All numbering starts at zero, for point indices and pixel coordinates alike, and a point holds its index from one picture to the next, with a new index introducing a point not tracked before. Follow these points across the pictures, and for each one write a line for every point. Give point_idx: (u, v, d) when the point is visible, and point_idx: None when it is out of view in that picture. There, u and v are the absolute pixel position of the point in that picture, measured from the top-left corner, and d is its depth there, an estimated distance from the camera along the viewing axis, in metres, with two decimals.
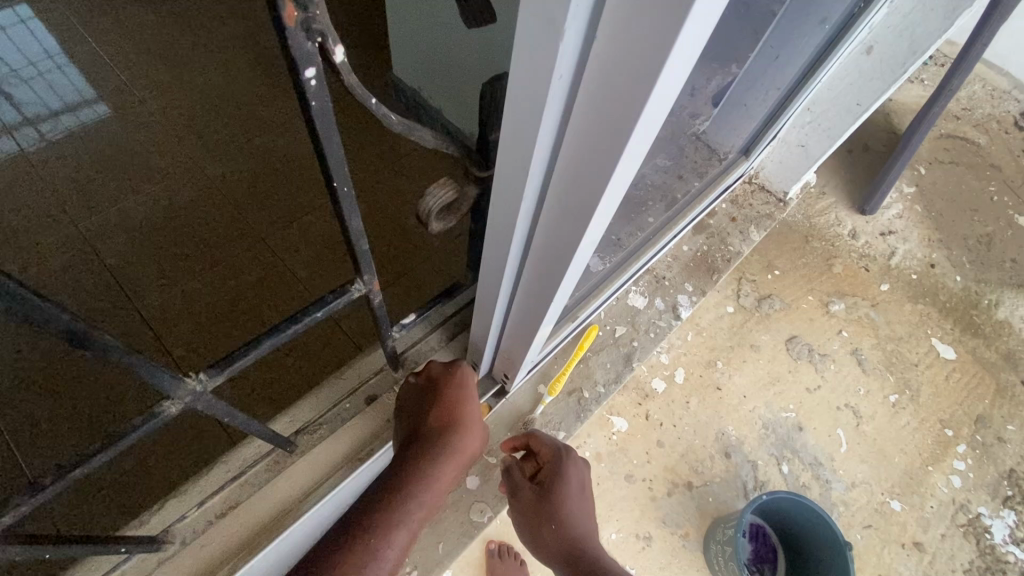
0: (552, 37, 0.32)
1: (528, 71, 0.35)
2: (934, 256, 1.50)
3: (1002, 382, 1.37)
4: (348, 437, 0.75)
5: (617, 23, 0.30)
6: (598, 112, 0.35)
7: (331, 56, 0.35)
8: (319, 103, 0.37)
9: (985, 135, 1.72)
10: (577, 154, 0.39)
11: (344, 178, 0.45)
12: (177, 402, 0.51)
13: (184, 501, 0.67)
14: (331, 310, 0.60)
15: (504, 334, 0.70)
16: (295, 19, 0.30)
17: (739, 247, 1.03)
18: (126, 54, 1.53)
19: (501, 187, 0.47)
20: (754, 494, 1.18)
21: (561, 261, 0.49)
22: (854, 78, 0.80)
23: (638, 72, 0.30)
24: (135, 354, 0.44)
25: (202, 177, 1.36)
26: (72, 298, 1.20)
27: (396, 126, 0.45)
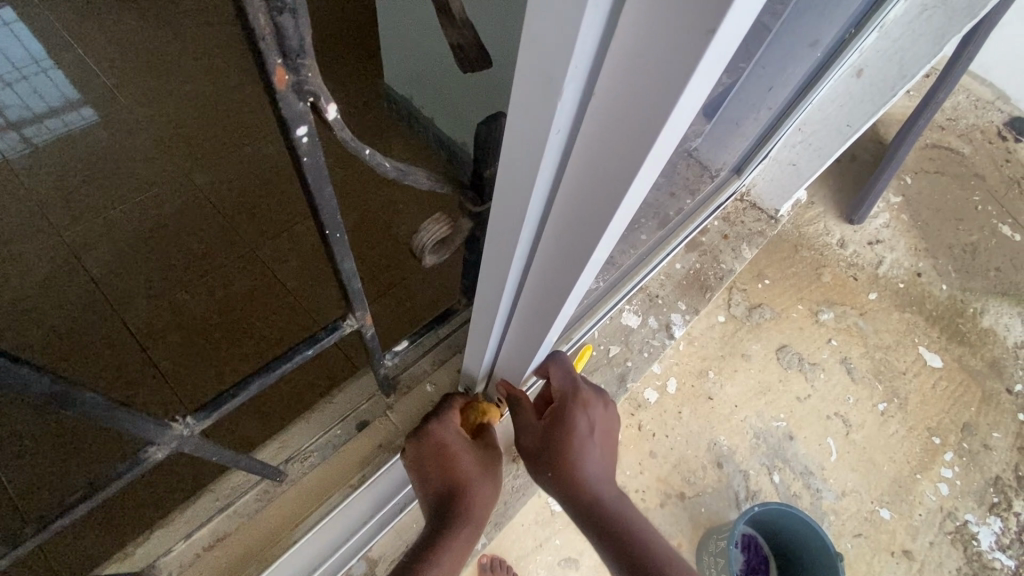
0: (547, 91, 0.29)
1: (521, 123, 0.33)
2: (921, 265, 1.52)
3: (988, 389, 1.39)
4: (338, 465, 0.73)
5: (618, 77, 0.27)
6: (597, 164, 0.32)
7: (324, 113, 0.35)
8: (311, 158, 0.37)
9: (969, 145, 1.75)
10: (574, 205, 0.36)
11: (337, 227, 0.45)
12: (163, 446, 0.51)
13: (173, 533, 0.68)
14: (322, 346, 0.60)
15: (498, 362, 0.68)
16: (286, 81, 0.31)
17: (730, 265, 1.02)
18: (113, 60, 1.51)
19: (494, 232, 0.44)
20: (745, 504, 1.18)
21: (557, 301, 0.47)
22: (843, 101, 0.80)
23: (641, 126, 0.28)
24: (116, 406, 0.44)
25: (191, 186, 1.34)
26: (56, 310, 1.18)
27: (391, 173, 0.45)
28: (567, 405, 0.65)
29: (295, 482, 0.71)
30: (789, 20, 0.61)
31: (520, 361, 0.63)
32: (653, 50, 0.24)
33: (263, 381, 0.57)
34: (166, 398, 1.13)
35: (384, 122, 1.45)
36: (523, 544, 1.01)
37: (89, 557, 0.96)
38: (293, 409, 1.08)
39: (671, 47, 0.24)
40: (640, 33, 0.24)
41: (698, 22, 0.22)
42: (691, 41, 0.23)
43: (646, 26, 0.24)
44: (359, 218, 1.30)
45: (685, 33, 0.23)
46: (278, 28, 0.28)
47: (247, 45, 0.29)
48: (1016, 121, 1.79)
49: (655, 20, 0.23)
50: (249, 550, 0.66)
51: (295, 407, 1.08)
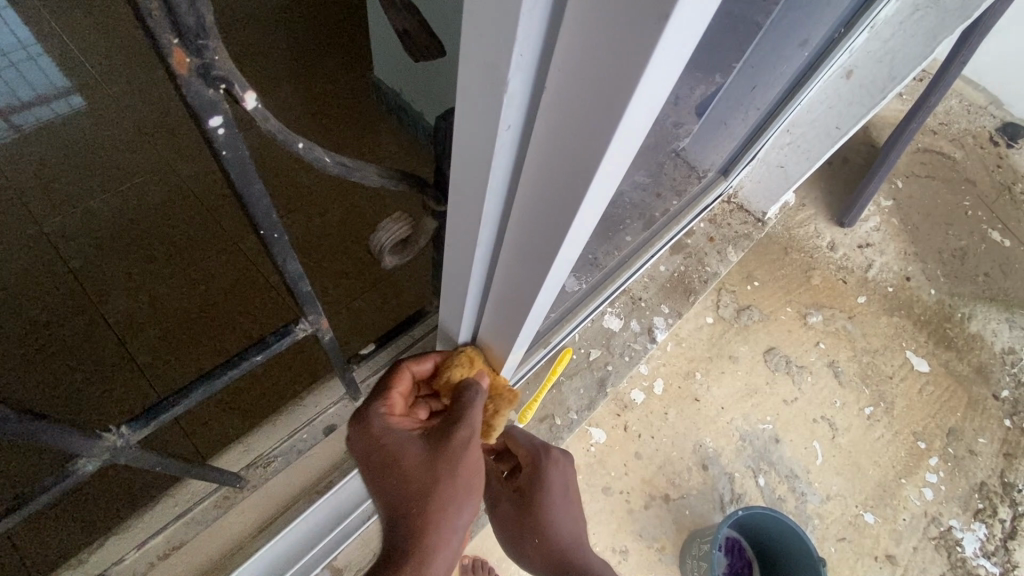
0: (494, 90, 0.29)
1: (473, 120, 0.32)
2: (910, 270, 1.52)
3: (974, 395, 1.40)
4: (304, 470, 0.72)
5: (564, 79, 0.26)
6: (550, 167, 0.32)
7: (241, 103, 0.33)
8: (231, 152, 0.35)
9: (961, 150, 1.75)
10: (534, 203, 0.35)
11: (272, 225, 0.43)
12: (93, 459, 0.48)
13: (124, 541, 0.65)
14: (273, 351, 0.58)
15: (469, 363, 0.67)
16: (187, 65, 0.29)
17: (716, 269, 1.01)
18: (94, 46, 1.47)
19: (458, 227, 0.43)
20: (730, 507, 1.18)
21: (522, 304, 0.47)
22: (833, 103, 0.79)
23: (587, 132, 0.27)
24: (49, 418, 0.42)
25: (173, 176, 1.32)
26: (27, 301, 1.15)
27: (334, 170, 0.43)
28: (539, 468, 0.65)
29: (256, 488, 0.69)
30: (777, 18, 0.60)
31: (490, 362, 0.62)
32: (594, 54, 0.24)
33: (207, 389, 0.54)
34: (144, 393, 1.11)
35: (372, 116, 1.43)
36: (503, 546, 0.99)
37: (59, 555, 0.94)
38: (272, 408, 1.06)
39: (612, 54, 0.23)
40: (582, 35, 0.24)
41: (634, 29, 0.22)
42: (629, 47, 0.22)
43: (587, 28, 0.23)
44: (343, 214, 1.28)
45: (623, 39, 0.22)
46: (168, 3, 0.25)
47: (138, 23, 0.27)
48: (1008, 127, 1.79)
49: (595, 24, 0.23)
50: (215, 554, 0.66)
51: (275, 406, 1.06)
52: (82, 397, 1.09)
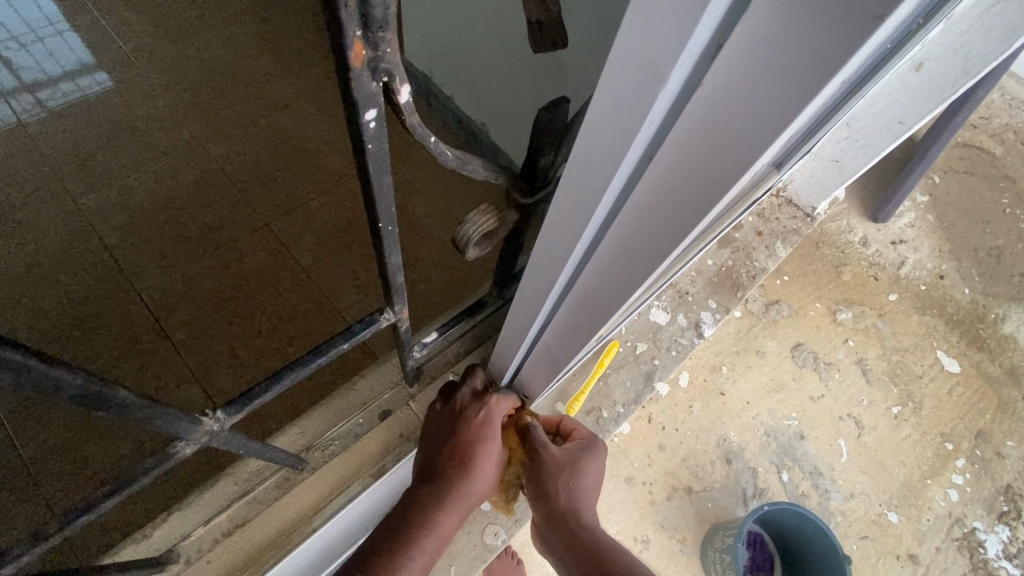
0: (647, 84, 0.26)
1: (603, 120, 0.30)
2: (944, 268, 1.49)
3: (1005, 397, 1.37)
4: (361, 453, 0.72)
5: (735, 69, 0.25)
6: (693, 161, 0.30)
7: (396, 95, 0.33)
8: (375, 145, 0.35)
9: (1001, 146, 1.69)
10: (655, 204, 0.34)
11: (389, 219, 0.43)
12: (192, 441, 0.50)
13: (191, 518, 0.67)
14: (358, 340, 0.58)
15: (529, 358, 0.66)
16: (363, 57, 0.29)
17: (764, 264, 1.00)
18: (129, 24, 1.48)
19: (554, 225, 0.42)
20: (753, 501, 1.18)
21: (616, 299, 0.45)
22: (900, 98, 0.75)
23: (759, 122, 0.26)
24: (148, 404, 0.43)
25: (207, 156, 1.33)
26: (70, 277, 1.18)
27: (449, 162, 0.43)
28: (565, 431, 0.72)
29: (315, 470, 0.70)
30: None
31: (557, 356, 0.61)
32: (784, 47, 0.22)
33: (297, 375, 0.56)
34: (179, 370, 1.13)
35: None
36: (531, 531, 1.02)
37: (106, 527, 0.98)
38: (310, 391, 1.08)
39: (816, 39, 0.21)
40: (773, 22, 0.22)
41: (856, 10, 0.20)
42: (846, 33, 0.20)
43: (783, 17, 0.21)
44: None
45: (838, 25, 0.20)
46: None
47: (325, 11, 0.26)
48: None
49: (798, 8, 0.21)
50: (268, 536, 0.67)
51: (313, 389, 1.09)
52: (118, 373, 1.11)
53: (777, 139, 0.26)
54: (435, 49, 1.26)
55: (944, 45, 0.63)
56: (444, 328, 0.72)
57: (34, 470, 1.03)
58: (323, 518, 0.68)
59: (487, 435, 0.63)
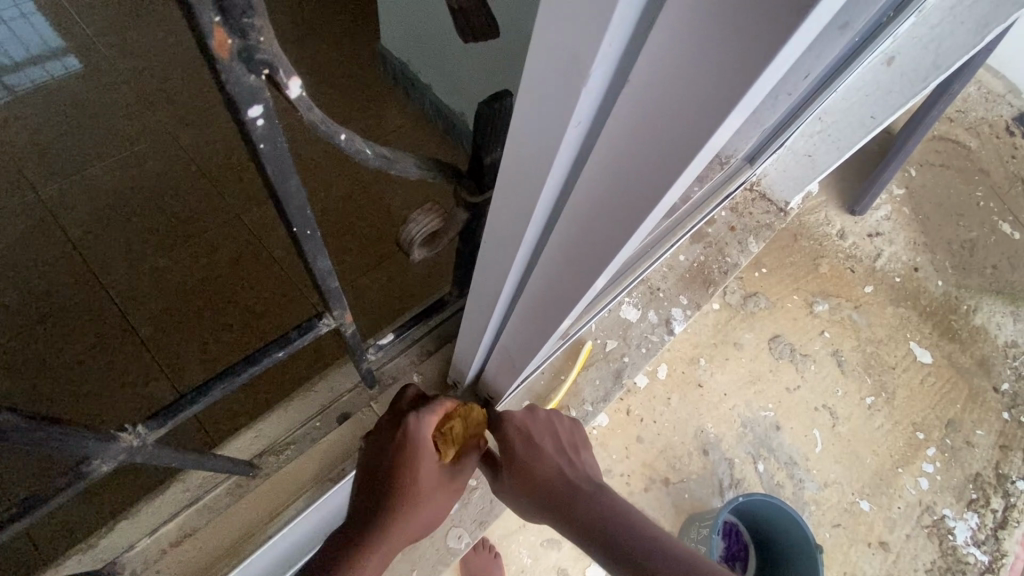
0: (574, 75, 0.26)
1: (536, 112, 0.29)
2: (918, 260, 1.51)
3: (975, 387, 1.40)
4: (318, 457, 0.70)
5: (664, 57, 0.23)
6: (627, 161, 0.29)
7: (285, 89, 0.30)
8: (268, 145, 0.33)
9: (976, 139, 1.71)
10: (595, 205, 0.33)
11: (304, 222, 0.41)
12: (108, 460, 0.47)
13: (139, 527, 0.65)
14: (295, 346, 0.57)
15: (491, 355, 0.64)
16: (229, 48, 0.26)
17: (736, 259, 1.00)
18: (91, 7, 1.42)
19: (500, 222, 0.40)
20: (729, 492, 1.19)
21: (565, 304, 0.44)
22: (869, 91, 0.75)
23: (687, 121, 0.24)
24: (62, 423, 0.40)
25: (174, 146, 1.28)
26: (29, 273, 1.14)
27: (373, 160, 0.41)
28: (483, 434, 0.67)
29: (268, 476, 0.68)
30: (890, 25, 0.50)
31: (513, 359, 0.60)
32: (706, 43, 0.21)
33: (228, 385, 0.55)
34: (147, 365, 1.10)
35: (378, 89, 1.39)
36: (507, 525, 1.09)
37: (67, 526, 0.96)
38: (279, 385, 1.07)
39: (733, 33, 0.20)
40: (695, 15, 0.21)
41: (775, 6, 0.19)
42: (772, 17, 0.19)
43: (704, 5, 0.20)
44: (345, 193, 1.26)
45: (760, 19, 0.19)
46: None
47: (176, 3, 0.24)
48: None
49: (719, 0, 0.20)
50: (219, 545, 0.64)
51: (281, 385, 1.07)
52: (83, 371, 1.08)
53: (706, 141, 0.25)
54: (411, 36, 1.23)
55: (918, 32, 0.63)
56: (400, 331, 0.74)
57: None
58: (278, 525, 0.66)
59: (412, 462, 0.55)
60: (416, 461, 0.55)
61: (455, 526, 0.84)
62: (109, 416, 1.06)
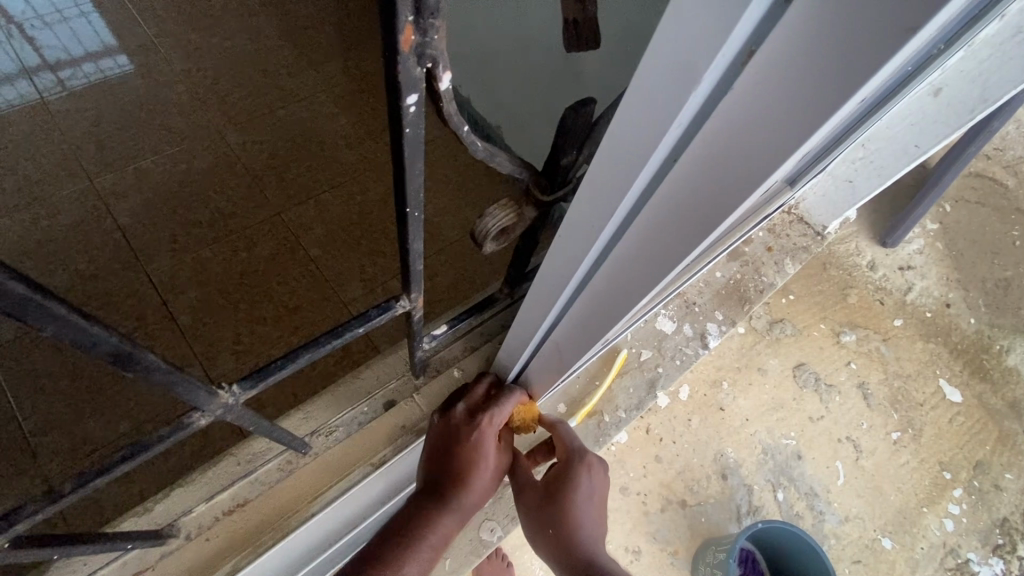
0: (677, 82, 0.27)
1: (633, 120, 0.31)
2: (950, 296, 1.48)
3: (1006, 429, 1.36)
4: (364, 442, 0.76)
5: (767, 78, 0.25)
6: (714, 167, 0.30)
7: (438, 81, 0.33)
8: (413, 130, 0.35)
9: (1014, 177, 1.68)
10: (672, 210, 0.35)
11: (417, 205, 0.43)
12: (207, 414, 0.52)
13: (191, 496, 0.71)
14: (373, 325, 0.58)
15: (538, 353, 0.66)
16: (412, 43, 0.29)
17: (772, 279, 1.00)
18: (154, 10, 1.50)
19: (576, 220, 0.42)
20: (747, 518, 1.17)
21: (626, 300, 0.46)
22: (914, 122, 0.76)
23: (778, 134, 0.26)
24: (175, 372, 0.45)
25: (222, 143, 1.34)
26: (80, 257, 1.19)
27: (481, 153, 0.44)
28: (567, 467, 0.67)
29: (318, 455, 0.74)
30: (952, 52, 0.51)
31: (563, 358, 0.62)
32: (808, 70, 0.23)
33: (312, 356, 0.57)
34: (183, 352, 1.14)
35: None
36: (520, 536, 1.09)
37: (100, 501, 0.99)
38: (308, 382, 1.09)
39: (839, 51, 0.22)
40: (806, 36, 0.22)
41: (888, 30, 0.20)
42: (875, 48, 0.20)
43: (813, 32, 0.22)
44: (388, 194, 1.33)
45: (866, 37, 0.20)
46: None
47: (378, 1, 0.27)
48: None
49: (833, 24, 0.21)
50: (265, 519, 0.71)
51: (313, 378, 1.10)
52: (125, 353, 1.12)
53: (793, 156, 0.26)
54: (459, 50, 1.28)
55: (965, 68, 0.64)
56: (453, 323, 0.74)
57: (33, 445, 1.04)
58: (321, 505, 0.72)
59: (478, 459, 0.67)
60: (482, 453, 0.68)
61: (489, 518, 0.88)
62: (149, 397, 1.09)
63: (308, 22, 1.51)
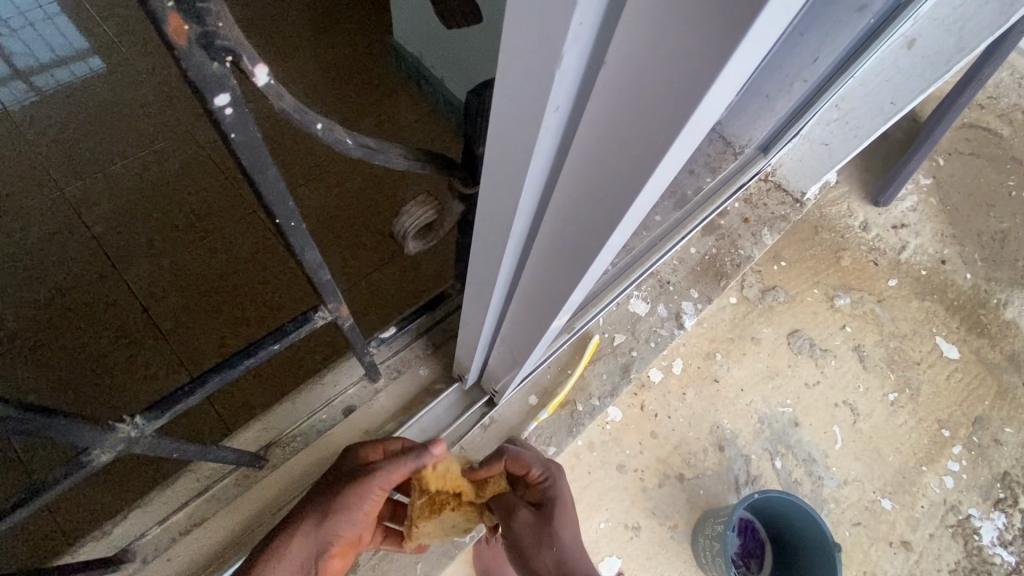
0: (548, 49, 0.26)
1: (514, 97, 0.31)
2: (946, 252, 1.46)
3: (1005, 384, 1.35)
4: (324, 448, 0.76)
5: (630, 52, 0.25)
6: (607, 151, 0.30)
7: (251, 77, 0.32)
8: (239, 135, 0.35)
9: (1009, 126, 1.64)
10: (579, 197, 0.35)
11: (289, 216, 0.44)
12: (106, 450, 0.51)
13: (147, 516, 0.72)
14: (290, 339, 0.60)
15: (492, 351, 0.67)
16: (186, 33, 0.27)
17: (749, 251, 0.97)
18: (113, 7, 1.45)
19: (491, 210, 0.42)
20: (746, 488, 1.17)
21: (559, 296, 0.46)
22: (889, 76, 0.73)
23: (657, 115, 0.26)
24: (46, 416, 0.44)
25: (193, 143, 1.31)
26: (58, 268, 1.17)
27: (352, 153, 0.43)
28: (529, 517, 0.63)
29: (275, 467, 0.75)
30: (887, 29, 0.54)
31: (514, 352, 0.62)
32: (667, 44, 0.23)
33: (222, 377, 0.58)
34: (168, 357, 1.13)
35: (389, 83, 1.40)
36: None
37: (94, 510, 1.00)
38: (292, 380, 1.09)
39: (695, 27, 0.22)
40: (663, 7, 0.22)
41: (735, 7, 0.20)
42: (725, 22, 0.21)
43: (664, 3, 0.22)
44: (363, 184, 1.28)
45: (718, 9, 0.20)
46: None
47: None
48: None
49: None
50: (232, 533, 0.72)
51: (289, 381, 1.08)
52: (112, 360, 1.11)
53: (676, 139, 0.26)
54: (422, 31, 1.24)
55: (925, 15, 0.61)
56: (402, 324, 0.80)
57: (23, 460, 1.04)
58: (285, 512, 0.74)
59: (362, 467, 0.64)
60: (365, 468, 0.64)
61: None
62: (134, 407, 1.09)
63: (270, 9, 1.46)
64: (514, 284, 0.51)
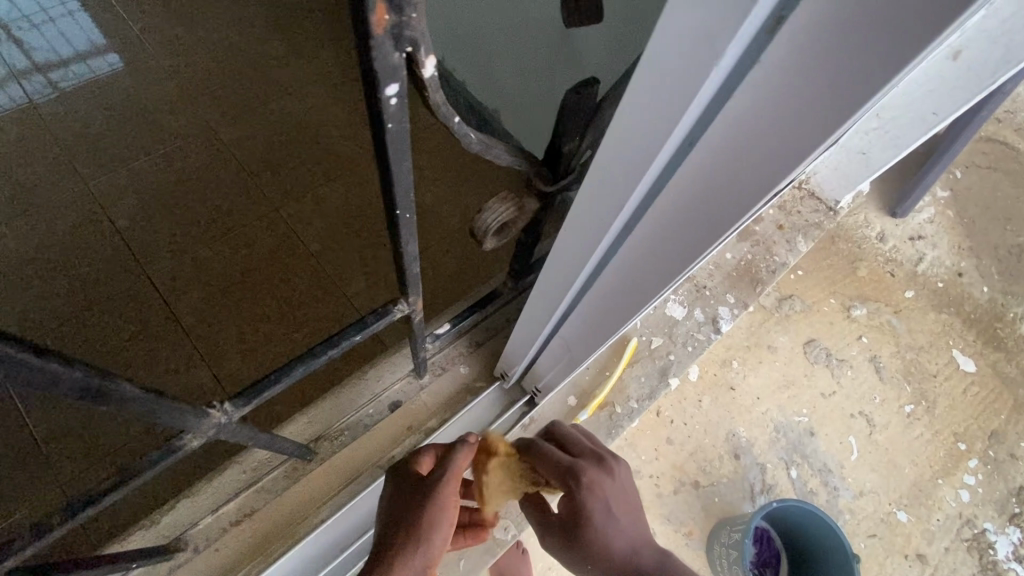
0: (694, 60, 0.27)
1: (638, 118, 0.32)
2: (963, 265, 1.45)
3: (1021, 398, 1.34)
4: (368, 443, 0.77)
5: (772, 83, 0.27)
6: (726, 166, 0.32)
7: (419, 65, 0.32)
8: (394, 124, 0.34)
9: None
10: (684, 206, 0.37)
11: (406, 206, 0.43)
12: (198, 435, 0.52)
13: (197, 506, 0.72)
14: (370, 330, 0.60)
15: (546, 347, 0.68)
16: (385, 22, 0.27)
17: (785, 258, 0.98)
18: (138, 6, 1.47)
19: (583, 216, 0.44)
20: (760, 497, 1.16)
21: (641, 295, 0.48)
22: (933, 86, 0.71)
23: (789, 139, 0.28)
24: (158, 399, 0.44)
25: (216, 140, 1.32)
26: (81, 262, 1.18)
27: (476, 145, 0.45)
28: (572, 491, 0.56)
29: (324, 460, 0.75)
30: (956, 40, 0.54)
31: (573, 349, 0.64)
32: (813, 78, 0.25)
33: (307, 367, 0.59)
34: (187, 352, 1.13)
35: None
36: None
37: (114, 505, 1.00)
38: (322, 377, 1.09)
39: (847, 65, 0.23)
40: (816, 46, 0.24)
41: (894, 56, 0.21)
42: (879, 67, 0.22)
43: (819, 42, 0.24)
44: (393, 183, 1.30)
45: (875, 56, 0.22)
46: None
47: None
48: None
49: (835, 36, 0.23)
50: (281, 523, 0.72)
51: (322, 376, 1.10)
52: (128, 356, 1.12)
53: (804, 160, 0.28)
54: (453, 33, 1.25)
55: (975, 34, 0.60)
56: (456, 320, 0.78)
57: (44, 450, 1.06)
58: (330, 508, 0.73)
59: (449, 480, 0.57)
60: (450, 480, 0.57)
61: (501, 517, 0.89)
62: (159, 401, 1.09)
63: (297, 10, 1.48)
64: (589, 283, 0.53)
